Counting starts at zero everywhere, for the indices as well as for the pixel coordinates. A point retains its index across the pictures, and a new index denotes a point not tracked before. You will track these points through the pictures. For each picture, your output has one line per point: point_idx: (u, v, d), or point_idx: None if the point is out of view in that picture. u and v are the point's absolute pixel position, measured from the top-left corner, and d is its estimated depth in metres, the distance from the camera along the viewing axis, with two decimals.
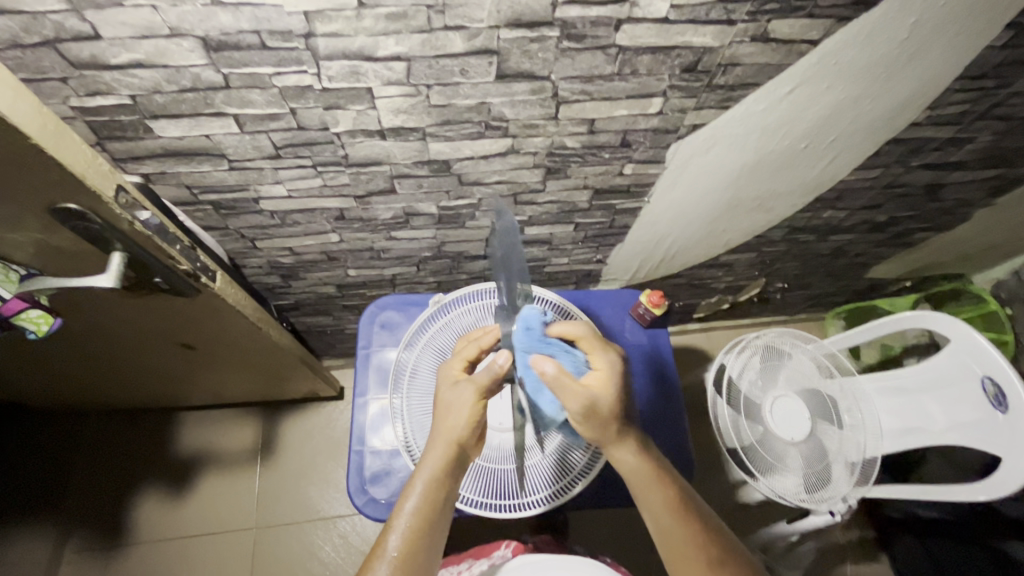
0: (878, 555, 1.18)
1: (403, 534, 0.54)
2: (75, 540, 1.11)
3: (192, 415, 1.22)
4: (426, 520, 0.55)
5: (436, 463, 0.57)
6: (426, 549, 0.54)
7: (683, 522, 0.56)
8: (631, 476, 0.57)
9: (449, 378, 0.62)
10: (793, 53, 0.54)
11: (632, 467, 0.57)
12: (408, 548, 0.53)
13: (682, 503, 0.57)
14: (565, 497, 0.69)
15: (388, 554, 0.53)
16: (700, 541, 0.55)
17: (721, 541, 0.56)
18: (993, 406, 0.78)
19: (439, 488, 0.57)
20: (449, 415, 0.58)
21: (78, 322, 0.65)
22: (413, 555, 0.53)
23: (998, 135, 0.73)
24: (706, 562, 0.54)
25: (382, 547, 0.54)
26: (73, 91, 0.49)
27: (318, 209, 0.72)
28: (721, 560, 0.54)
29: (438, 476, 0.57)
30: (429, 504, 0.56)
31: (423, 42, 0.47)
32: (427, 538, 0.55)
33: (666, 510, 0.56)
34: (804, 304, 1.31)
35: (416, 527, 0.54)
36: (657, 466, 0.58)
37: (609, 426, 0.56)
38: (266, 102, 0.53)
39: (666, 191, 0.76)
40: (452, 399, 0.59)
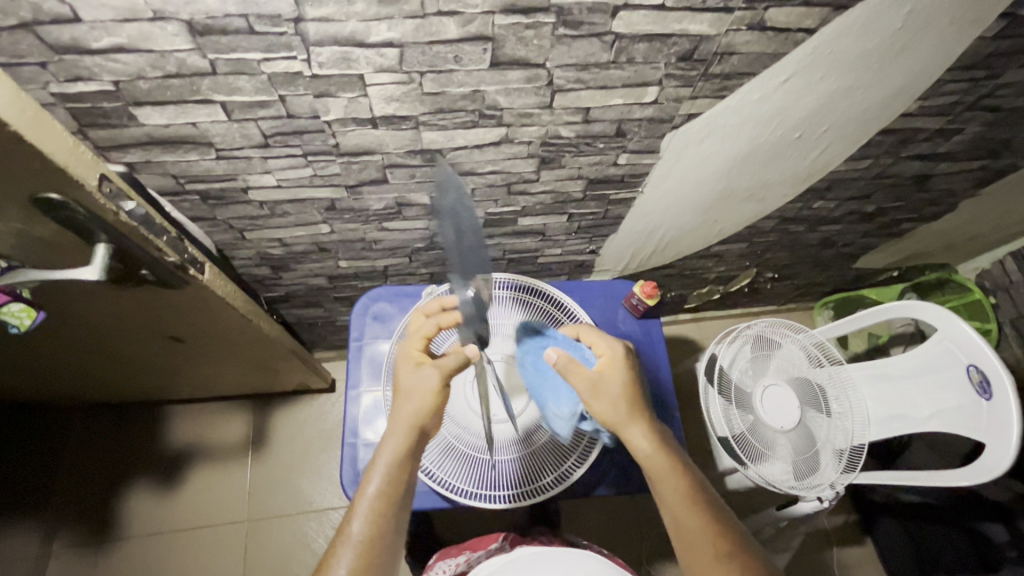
0: (865, 539, 1.20)
1: (366, 518, 0.53)
2: (64, 536, 1.10)
3: (181, 409, 1.21)
4: (390, 504, 0.54)
5: (398, 447, 0.57)
6: (391, 534, 0.53)
7: (696, 514, 0.54)
8: (648, 464, 0.58)
9: (409, 359, 0.63)
10: (789, 42, 0.54)
11: (649, 455, 0.58)
12: (372, 533, 0.52)
13: (699, 497, 0.56)
14: (552, 491, 0.68)
15: (351, 539, 0.51)
16: (711, 534, 0.53)
17: (737, 538, 0.53)
18: (977, 393, 0.80)
19: (402, 473, 0.56)
20: (409, 398, 0.59)
21: (63, 315, 0.63)
22: (379, 540, 0.52)
23: (987, 126, 0.74)
24: (715, 554, 0.52)
25: (345, 534, 0.52)
26: (52, 77, 0.48)
27: (308, 200, 0.70)
28: (732, 554, 0.52)
29: (400, 460, 0.56)
30: (393, 490, 0.55)
31: (416, 27, 0.46)
32: (392, 523, 0.53)
33: (681, 500, 0.55)
34: (793, 294, 1.33)
35: (381, 511, 0.53)
36: (677, 461, 0.58)
37: (619, 401, 0.60)
38: (255, 89, 0.51)
39: (660, 180, 0.76)
40: (416, 382, 0.60)
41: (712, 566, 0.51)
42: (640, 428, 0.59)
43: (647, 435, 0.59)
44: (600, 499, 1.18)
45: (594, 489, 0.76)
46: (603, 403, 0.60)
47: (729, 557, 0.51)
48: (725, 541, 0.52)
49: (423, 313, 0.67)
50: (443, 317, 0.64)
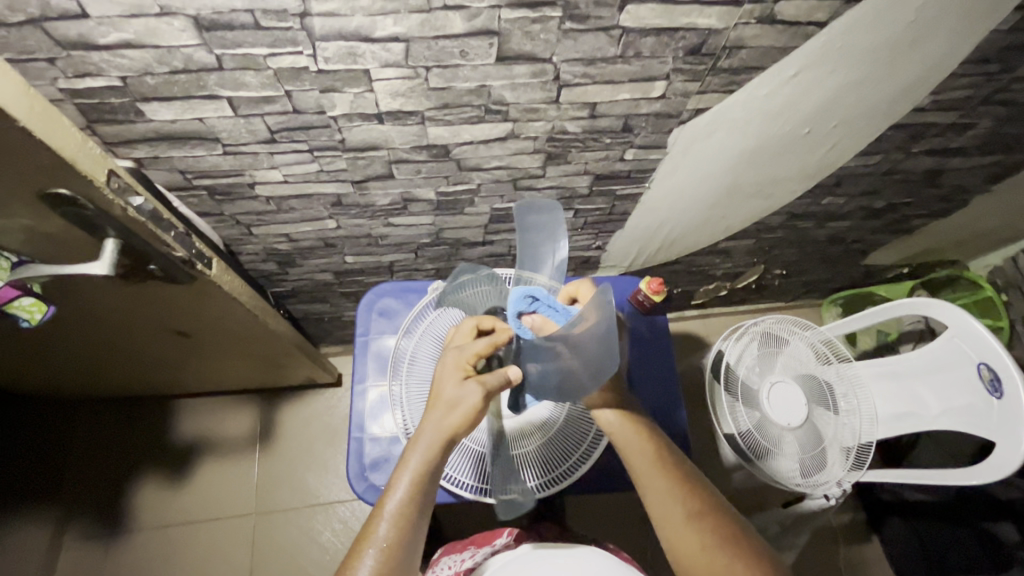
0: (871, 537, 1.19)
1: (393, 522, 0.54)
2: (75, 527, 1.11)
3: (190, 402, 1.22)
4: (415, 509, 0.55)
5: (429, 454, 0.56)
6: (412, 538, 0.54)
7: (666, 476, 0.56)
8: (616, 436, 0.60)
9: (455, 369, 0.60)
10: (798, 35, 0.53)
11: (616, 426, 0.60)
12: (397, 536, 0.53)
13: (667, 459, 0.58)
14: (560, 485, 0.69)
15: (377, 541, 0.53)
16: (682, 494, 0.56)
17: (703, 495, 0.56)
18: (987, 391, 0.79)
19: (430, 479, 0.56)
20: (450, 410, 0.57)
21: (72, 310, 0.64)
22: (401, 542, 0.53)
23: (1000, 121, 0.73)
24: (686, 515, 0.54)
25: (371, 534, 0.53)
26: (60, 73, 0.48)
27: (315, 195, 0.70)
28: (702, 513, 0.54)
29: (431, 468, 0.56)
30: (420, 493, 0.55)
31: (422, 22, 0.46)
32: (417, 526, 0.54)
33: (649, 465, 0.57)
34: (802, 290, 1.31)
35: (408, 516, 0.54)
36: (642, 426, 0.60)
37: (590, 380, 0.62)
38: (260, 85, 0.51)
39: (667, 175, 0.75)
40: (461, 397, 0.57)
41: (685, 527, 0.54)
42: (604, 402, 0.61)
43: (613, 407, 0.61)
44: (604, 497, 1.18)
45: (600, 485, 0.76)
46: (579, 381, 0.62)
47: (699, 516, 0.54)
48: (692, 500, 0.55)
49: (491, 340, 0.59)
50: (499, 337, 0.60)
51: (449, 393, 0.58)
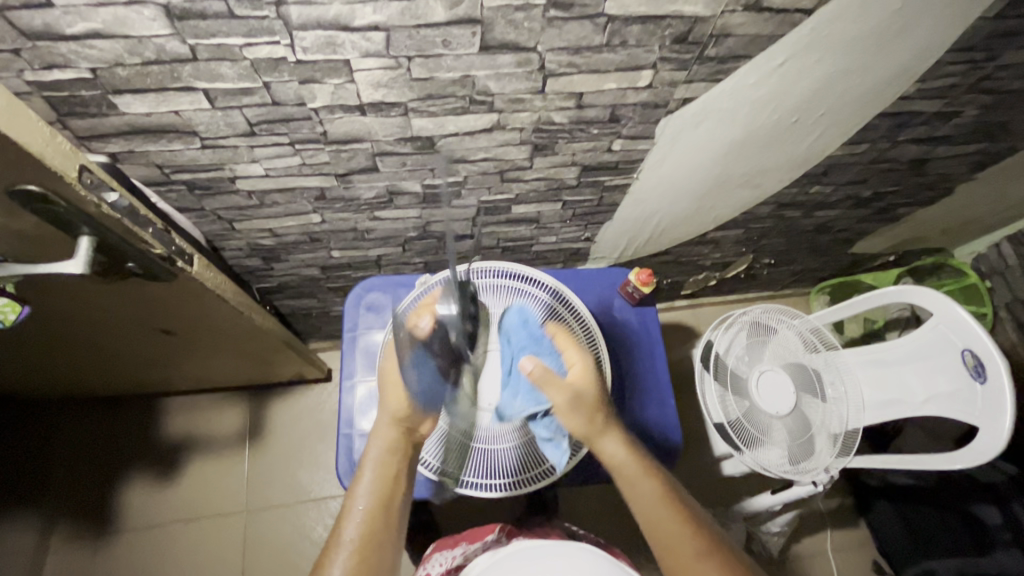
0: (858, 521, 1.21)
1: (359, 522, 0.56)
2: (62, 528, 1.10)
3: (177, 400, 1.21)
4: (378, 503, 0.57)
5: (380, 448, 0.61)
6: (381, 533, 0.56)
7: (678, 517, 0.56)
8: (621, 470, 0.59)
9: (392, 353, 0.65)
10: (785, 23, 0.53)
11: (622, 465, 0.60)
12: (364, 534, 0.55)
13: (676, 499, 0.58)
14: (540, 484, 0.68)
15: (344, 541, 0.54)
16: (693, 532, 0.55)
17: (714, 537, 0.55)
18: (971, 377, 0.80)
19: (388, 471, 0.60)
20: (390, 399, 0.63)
21: (50, 310, 0.63)
22: (370, 539, 0.55)
23: (986, 108, 0.73)
24: (698, 553, 0.53)
25: (339, 537, 0.55)
26: (27, 65, 0.46)
27: (298, 189, 0.69)
28: (713, 552, 0.54)
29: (385, 458, 0.60)
30: (381, 487, 0.59)
31: (402, 10, 0.45)
32: (384, 525, 0.56)
33: (658, 504, 0.57)
34: (790, 279, 1.32)
35: (373, 512, 0.57)
36: (650, 467, 0.60)
37: (595, 416, 0.61)
38: (237, 76, 0.50)
39: (655, 166, 0.75)
40: (400, 374, 0.64)
41: (697, 565, 0.53)
42: (613, 434, 0.61)
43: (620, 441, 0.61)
44: (597, 487, 1.19)
45: (590, 476, 0.76)
46: (580, 415, 0.61)
47: (710, 554, 0.53)
48: (700, 535, 0.55)
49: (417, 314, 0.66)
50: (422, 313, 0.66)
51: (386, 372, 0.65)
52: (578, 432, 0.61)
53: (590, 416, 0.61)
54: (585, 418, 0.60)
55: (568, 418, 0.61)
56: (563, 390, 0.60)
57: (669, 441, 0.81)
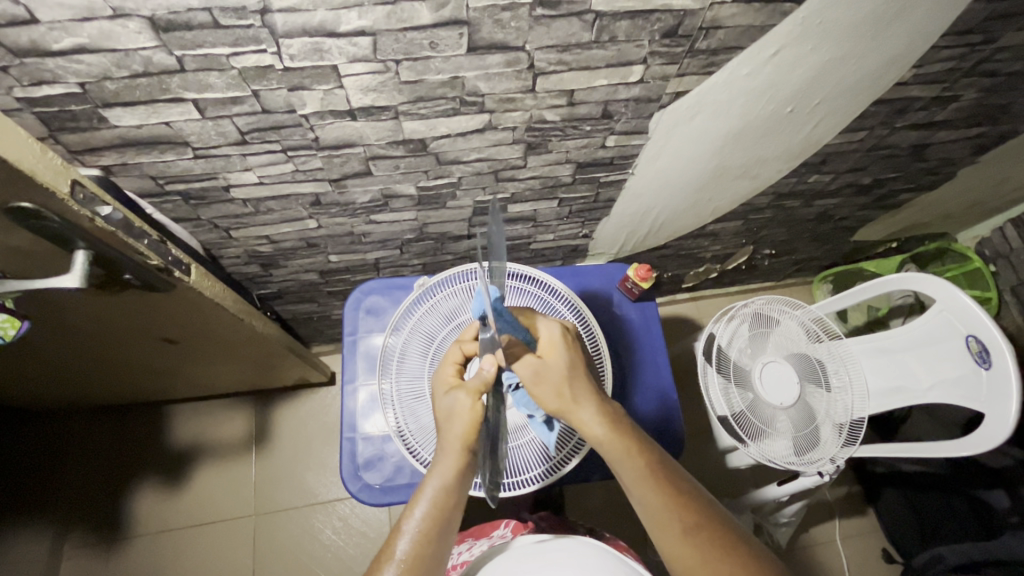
0: (866, 509, 1.21)
1: (410, 539, 0.54)
2: (74, 538, 1.11)
3: (183, 408, 1.21)
4: (435, 526, 0.55)
5: (448, 471, 0.56)
6: (435, 553, 0.54)
7: (664, 497, 0.55)
8: (603, 447, 0.56)
9: (443, 384, 0.61)
10: (776, 13, 0.52)
11: (602, 440, 0.56)
12: (415, 553, 0.53)
13: (660, 476, 0.56)
14: (556, 475, 0.68)
15: (395, 557, 0.53)
16: (678, 509, 0.54)
17: (703, 511, 0.55)
18: (976, 363, 0.80)
19: (450, 499, 0.56)
20: (450, 423, 0.57)
21: (51, 324, 0.63)
22: (422, 559, 0.53)
23: (984, 92, 0.72)
24: (682, 530, 0.53)
25: (390, 551, 0.53)
26: (15, 81, 0.46)
27: (292, 195, 0.69)
28: (699, 527, 0.53)
29: (449, 486, 0.55)
30: (438, 513, 0.55)
31: (388, 14, 0.45)
32: (434, 549, 0.54)
33: (643, 485, 0.56)
34: (792, 269, 1.31)
35: (426, 533, 0.54)
36: (629, 436, 0.57)
37: (563, 389, 0.57)
38: (226, 85, 0.50)
39: (650, 161, 0.74)
40: (448, 408, 0.57)
41: (682, 543, 0.53)
42: (589, 410, 0.57)
43: (598, 417, 0.56)
44: (603, 483, 1.19)
45: (596, 472, 0.76)
46: (548, 390, 0.57)
47: (696, 530, 0.53)
48: (690, 514, 0.54)
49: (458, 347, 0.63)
50: (467, 344, 0.63)
51: (443, 404, 0.58)
52: (549, 408, 0.57)
53: (559, 388, 0.57)
54: (560, 390, 0.57)
55: (538, 394, 0.57)
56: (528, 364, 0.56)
57: (672, 435, 0.81)
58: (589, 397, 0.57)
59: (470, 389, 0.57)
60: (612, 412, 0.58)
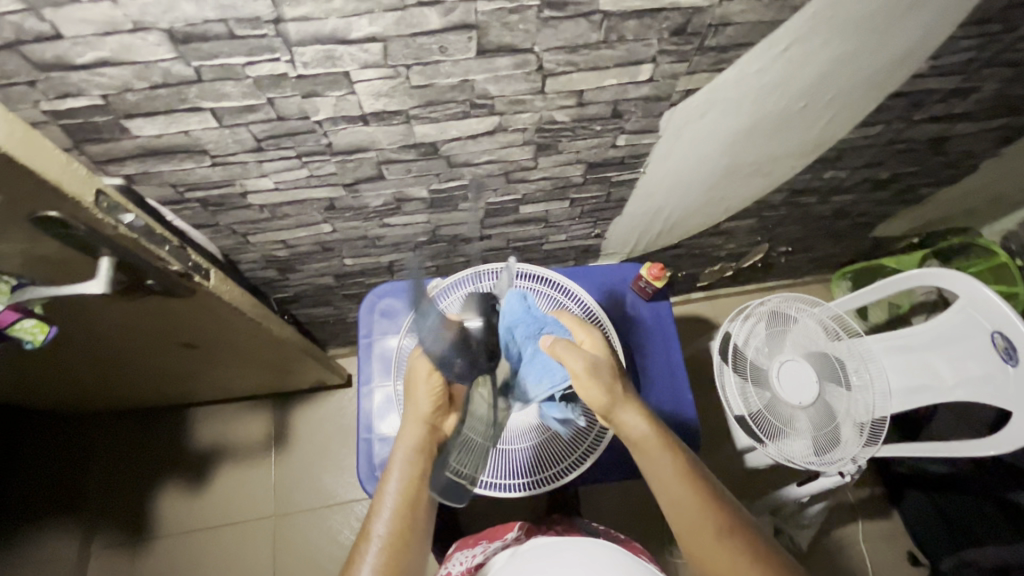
0: (890, 511, 1.19)
1: (386, 520, 0.57)
2: (102, 537, 1.14)
3: (204, 410, 1.24)
4: (408, 503, 0.58)
5: (410, 447, 0.59)
6: (410, 530, 0.58)
7: (701, 498, 0.55)
8: (644, 445, 0.57)
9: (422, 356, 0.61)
10: (786, 8, 0.52)
11: (645, 436, 0.57)
12: (392, 533, 0.57)
13: (696, 478, 0.56)
14: (569, 476, 0.68)
15: (374, 537, 0.57)
16: (712, 511, 0.54)
17: (734, 515, 0.55)
18: (1003, 360, 0.77)
19: (418, 474, 0.59)
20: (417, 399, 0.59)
21: (77, 329, 0.65)
22: (398, 538, 0.57)
23: (1004, 82, 0.71)
24: (717, 530, 0.53)
25: (369, 532, 0.57)
26: (42, 95, 0.48)
27: (307, 201, 0.70)
28: (732, 530, 0.54)
29: (413, 460, 0.59)
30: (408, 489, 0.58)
31: (397, 20, 0.45)
32: (410, 526, 0.58)
33: (681, 484, 0.55)
34: (809, 266, 1.29)
35: (399, 511, 0.58)
36: (667, 437, 0.58)
37: (614, 384, 0.58)
38: (242, 94, 0.51)
39: (661, 159, 0.74)
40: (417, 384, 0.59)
41: (716, 544, 0.53)
42: (633, 408, 0.58)
43: (641, 415, 0.57)
44: (618, 484, 1.19)
45: (609, 473, 0.76)
46: (602, 383, 0.57)
47: (730, 534, 0.53)
48: (724, 516, 0.54)
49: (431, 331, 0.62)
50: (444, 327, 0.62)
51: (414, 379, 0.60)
52: (599, 404, 0.57)
53: (609, 383, 0.58)
54: (608, 385, 0.57)
55: (592, 387, 0.57)
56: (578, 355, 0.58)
57: (687, 436, 0.80)
58: (632, 397, 0.59)
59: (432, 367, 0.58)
60: (651, 414, 0.59)
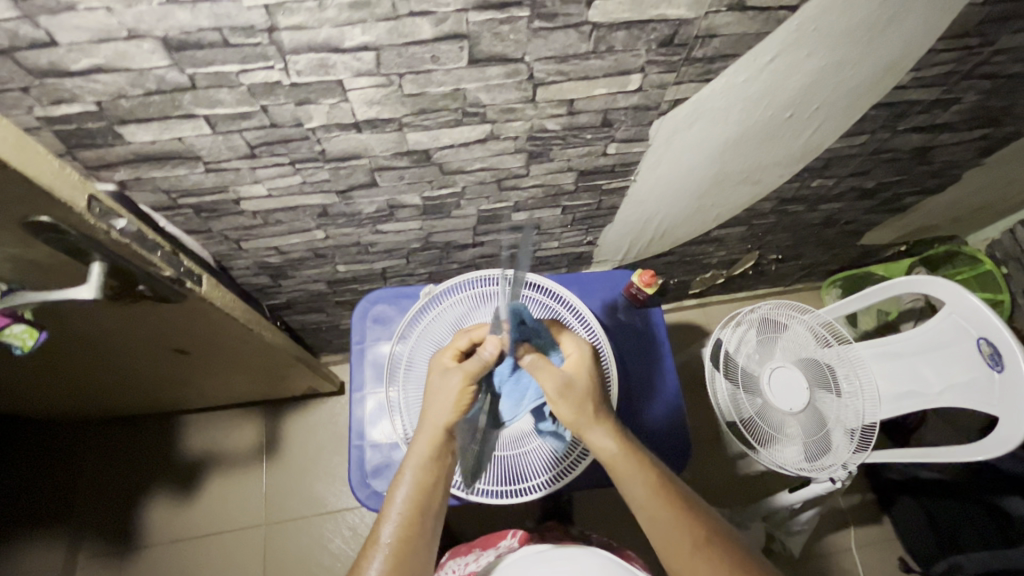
0: (881, 518, 1.19)
1: (395, 525, 0.55)
2: (88, 547, 1.13)
3: (195, 418, 1.23)
4: (419, 505, 0.57)
5: (423, 452, 0.59)
6: (415, 540, 0.55)
7: (674, 512, 0.55)
8: (616, 465, 0.57)
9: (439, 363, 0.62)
10: (771, 20, 0.53)
11: (617, 456, 0.57)
12: (401, 541, 0.54)
13: (667, 490, 0.57)
14: (570, 477, 0.68)
15: (381, 543, 0.54)
16: (688, 524, 0.55)
17: (710, 525, 0.55)
18: (988, 366, 0.78)
19: (429, 480, 0.58)
20: (437, 404, 0.59)
21: (67, 334, 0.65)
22: (408, 544, 0.54)
23: (985, 94, 0.72)
24: (694, 544, 0.54)
25: (376, 538, 0.55)
26: (35, 101, 0.48)
27: (300, 207, 0.71)
28: (709, 540, 0.54)
29: (427, 463, 0.58)
30: (418, 495, 0.57)
31: (390, 29, 0.46)
32: (419, 532, 0.55)
33: (654, 498, 0.56)
34: (799, 274, 1.31)
35: (411, 514, 0.56)
36: (640, 456, 0.58)
37: (585, 406, 0.58)
38: (235, 101, 0.51)
39: (651, 168, 0.75)
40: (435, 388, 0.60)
41: (693, 558, 0.53)
42: (603, 429, 0.58)
43: (612, 436, 0.57)
44: (612, 491, 1.18)
45: (601, 480, 0.76)
46: (568, 406, 0.58)
47: (706, 543, 0.54)
48: (701, 528, 0.55)
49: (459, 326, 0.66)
50: (476, 331, 0.63)
51: (434, 383, 0.61)
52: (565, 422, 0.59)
53: (580, 407, 0.58)
54: (576, 404, 0.57)
55: (562, 409, 0.58)
56: (552, 376, 0.58)
57: (681, 440, 0.81)
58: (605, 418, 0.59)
59: (465, 371, 0.59)
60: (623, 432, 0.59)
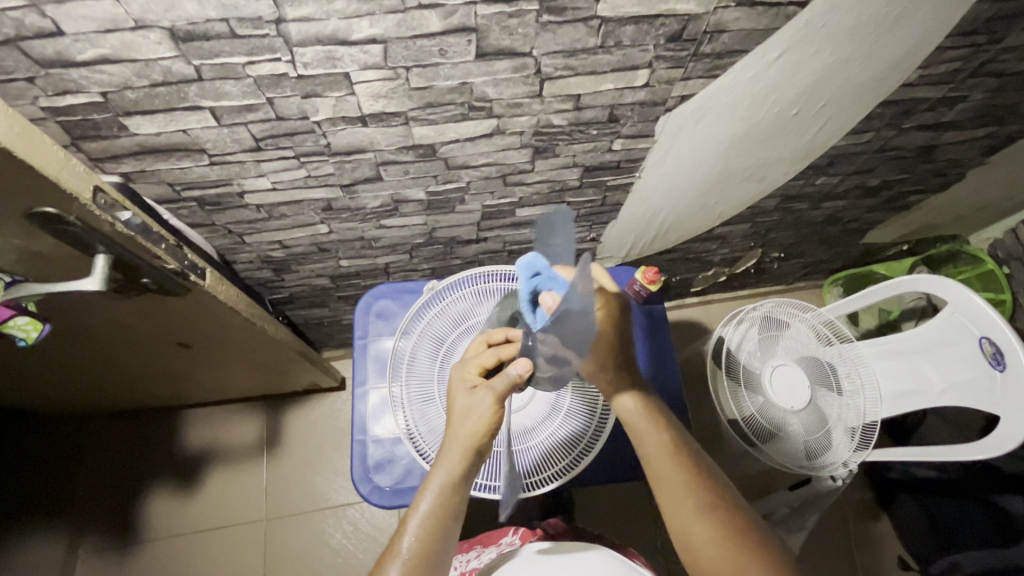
0: (880, 516, 1.19)
1: (415, 536, 0.55)
2: (89, 540, 1.13)
3: (196, 412, 1.23)
4: (441, 520, 0.55)
5: (450, 470, 0.56)
6: (438, 550, 0.55)
7: (683, 476, 0.56)
8: (632, 424, 0.59)
9: (464, 380, 0.60)
10: (780, 16, 0.53)
11: (634, 415, 0.59)
12: (419, 552, 0.54)
13: (681, 453, 0.57)
14: (575, 471, 0.68)
15: (401, 555, 0.54)
16: (695, 489, 0.55)
17: (718, 493, 0.56)
18: (990, 365, 0.78)
19: (453, 497, 0.56)
20: (465, 421, 0.57)
21: (70, 327, 0.65)
22: (426, 558, 0.54)
23: (991, 92, 0.72)
24: (698, 508, 0.55)
25: (395, 548, 0.55)
26: (41, 91, 0.48)
27: (305, 201, 0.70)
28: (713, 506, 0.55)
29: (453, 482, 0.56)
30: (440, 512, 0.55)
31: (398, 22, 0.46)
32: (438, 545, 0.55)
33: (667, 459, 0.57)
34: (801, 272, 1.31)
35: (431, 529, 0.55)
36: (659, 418, 0.59)
37: (603, 371, 0.59)
38: (241, 94, 0.51)
39: (656, 165, 0.75)
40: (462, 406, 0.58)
41: (696, 521, 0.54)
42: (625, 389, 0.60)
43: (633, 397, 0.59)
44: (612, 487, 1.19)
45: (603, 475, 0.76)
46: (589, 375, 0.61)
47: (711, 509, 0.54)
48: (707, 494, 0.55)
49: (485, 338, 0.64)
50: (505, 349, 0.60)
51: (462, 402, 0.59)
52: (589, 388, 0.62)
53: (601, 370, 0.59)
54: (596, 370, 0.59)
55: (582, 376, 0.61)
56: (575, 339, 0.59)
57: None
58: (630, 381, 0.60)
59: (494, 391, 0.57)
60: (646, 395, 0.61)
